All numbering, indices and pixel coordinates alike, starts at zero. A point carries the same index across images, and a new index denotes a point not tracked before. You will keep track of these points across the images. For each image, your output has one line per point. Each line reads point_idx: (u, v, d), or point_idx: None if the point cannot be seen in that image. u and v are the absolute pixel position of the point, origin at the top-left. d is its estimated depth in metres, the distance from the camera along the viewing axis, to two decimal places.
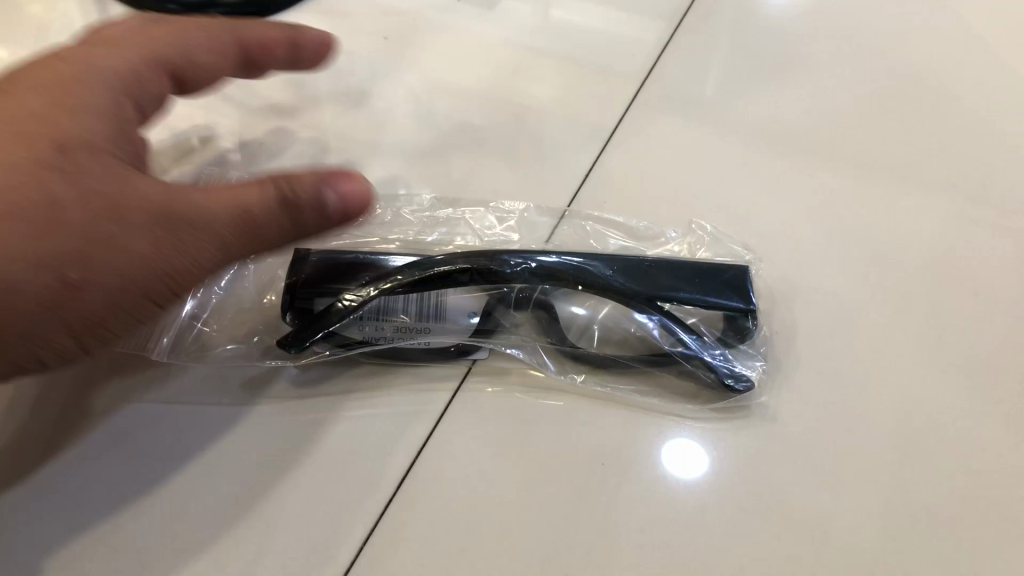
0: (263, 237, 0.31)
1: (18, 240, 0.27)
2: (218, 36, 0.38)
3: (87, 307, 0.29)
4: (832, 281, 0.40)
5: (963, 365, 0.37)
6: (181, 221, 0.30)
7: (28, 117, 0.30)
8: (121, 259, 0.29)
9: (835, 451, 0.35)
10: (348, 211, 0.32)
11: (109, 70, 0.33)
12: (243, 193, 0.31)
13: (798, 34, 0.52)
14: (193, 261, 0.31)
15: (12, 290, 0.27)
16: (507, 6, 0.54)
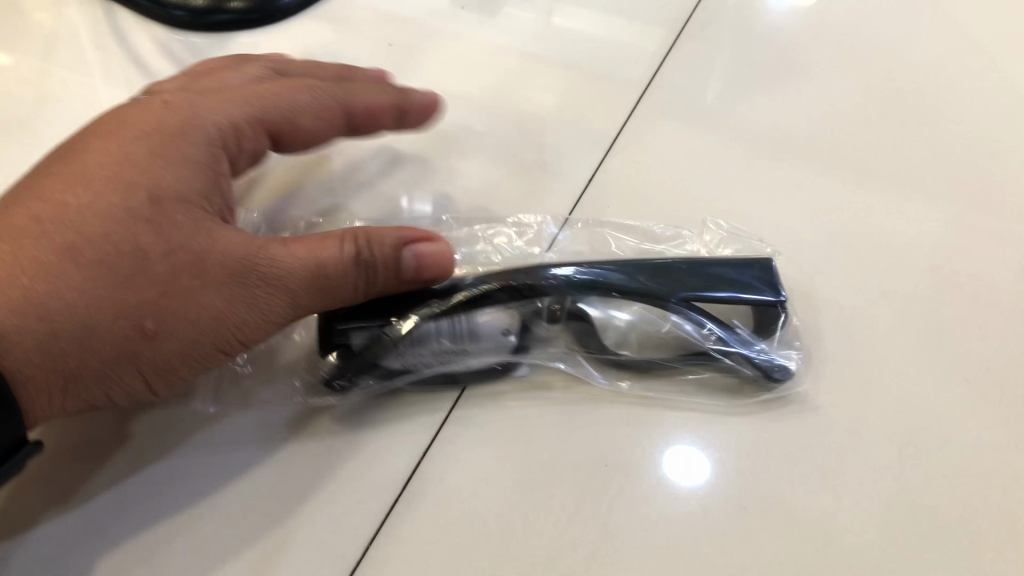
0: (335, 298, 0.35)
1: (104, 289, 0.32)
2: (331, 106, 0.41)
3: (156, 358, 0.33)
4: (833, 285, 0.40)
5: (963, 369, 0.38)
6: (257, 278, 0.34)
7: (130, 170, 0.34)
8: (193, 313, 0.33)
9: (836, 454, 0.35)
10: (423, 271, 0.35)
11: (205, 127, 0.37)
12: (322, 254, 0.34)
13: (799, 41, 0.52)
14: (266, 317, 0.34)
15: (91, 334, 0.32)
16: (509, 14, 0.54)
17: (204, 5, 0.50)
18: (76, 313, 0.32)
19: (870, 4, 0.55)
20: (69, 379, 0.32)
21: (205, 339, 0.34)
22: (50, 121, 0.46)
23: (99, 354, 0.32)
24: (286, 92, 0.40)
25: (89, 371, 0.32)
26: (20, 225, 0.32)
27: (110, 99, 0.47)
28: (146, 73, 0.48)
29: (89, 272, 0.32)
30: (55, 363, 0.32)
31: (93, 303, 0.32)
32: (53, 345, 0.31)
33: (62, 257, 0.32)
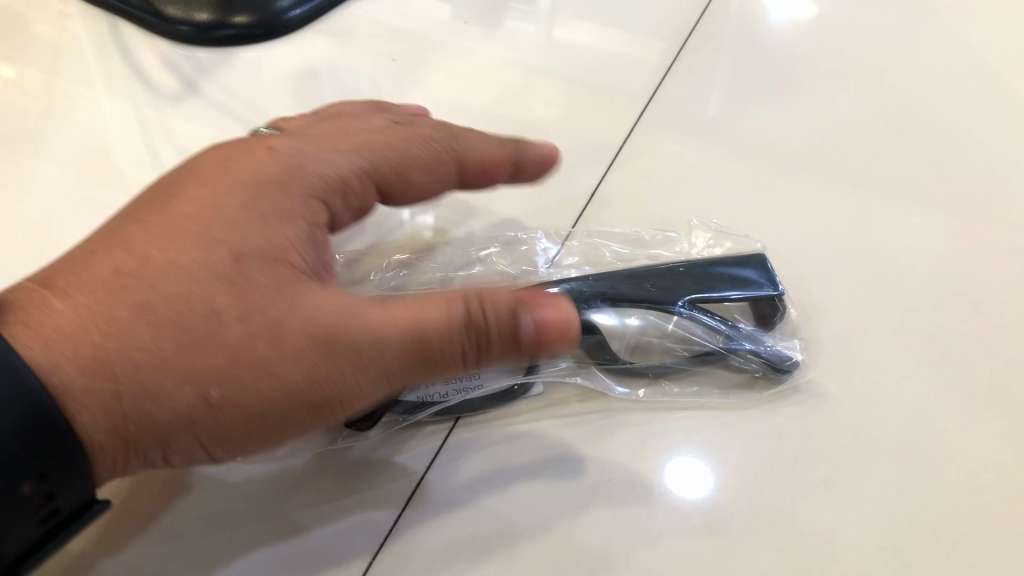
0: (437, 364, 0.31)
1: (172, 352, 0.29)
2: (443, 161, 0.37)
3: (222, 427, 0.30)
4: (835, 299, 0.40)
5: (965, 383, 0.38)
6: (343, 343, 0.30)
7: (217, 222, 0.31)
8: (264, 384, 0.30)
9: (839, 468, 0.35)
10: (539, 338, 0.30)
11: (307, 177, 0.34)
12: (421, 314, 0.30)
13: (800, 55, 0.53)
14: (351, 385, 0.31)
15: (155, 401, 0.29)
16: (512, 29, 0.54)
17: (209, 19, 0.50)
18: (144, 379, 0.29)
19: (872, 19, 0.55)
20: (131, 444, 0.30)
21: (276, 413, 0.30)
22: (54, 136, 0.46)
23: (163, 423, 0.29)
24: (398, 139, 0.37)
25: (153, 436, 0.30)
26: (99, 277, 0.30)
27: (114, 115, 0.47)
28: (151, 88, 0.49)
29: (162, 336, 0.29)
30: (116, 427, 0.29)
31: (160, 367, 0.29)
32: (115, 410, 0.29)
33: (138, 315, 0.29)
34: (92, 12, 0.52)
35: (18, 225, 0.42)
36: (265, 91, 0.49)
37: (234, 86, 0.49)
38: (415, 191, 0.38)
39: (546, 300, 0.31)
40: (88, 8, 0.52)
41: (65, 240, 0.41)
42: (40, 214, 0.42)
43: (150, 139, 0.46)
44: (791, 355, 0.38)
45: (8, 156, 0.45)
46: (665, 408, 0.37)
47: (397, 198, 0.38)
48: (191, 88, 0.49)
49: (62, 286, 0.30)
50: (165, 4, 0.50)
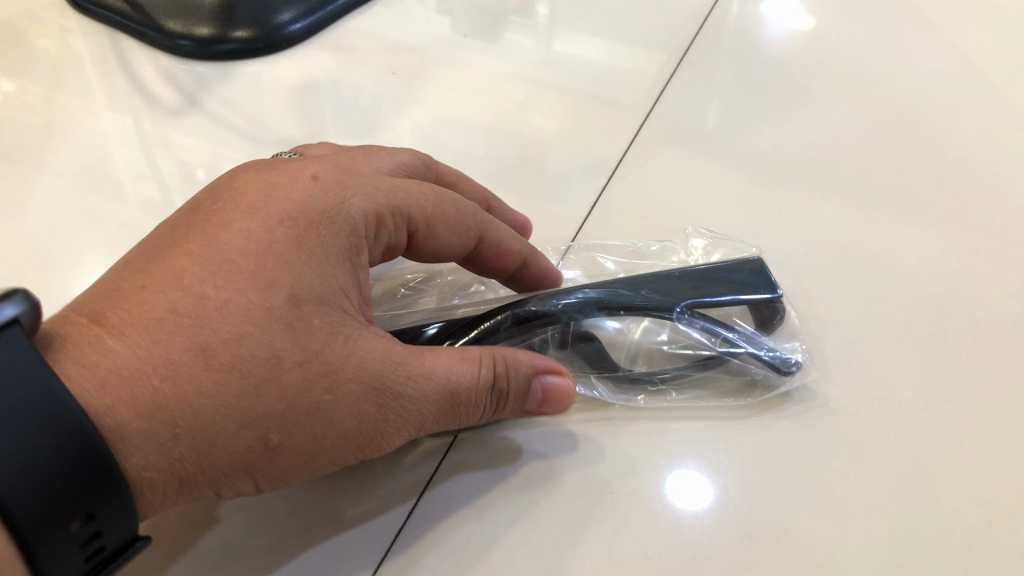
0: (461, 420, 0.33)
1: (235, 397, 0.29)
2: (470, 229, 0.38)
3: (275, 471, 0.30)
4: (834, 311, 0.40)
5: (965, 395, 0.38)
6: (393, 396, 0.31)
7: (271, 261, 0.31)
8: (321, 429, 0.30)
9: (840, 481, 0.35)
10: (546, 407, 0.35)
11: (349, 215, 0.34)
12: (457, 375, 0.32)
13: (800, 67, 0.53)
14: (397, 434, 0.32)
15: (215, 442, 0.28)
16: (511, 42, 0.55)
17: (209, 34, 0.50)
18: (208, 423, 0.28)
19: (871, 33, 0.55)
20: (185, 485, 0.29)
21: (327, 458, 0.31)
22: (56, 150, 0.46)
23: (219, 465, 0.29)
24: (430, 192, 0.38)
25: (206, 478, 0.29)
26: (153, 315, 0.29)
27: (115, 129, 0.47)
28: (152, 103, 0.49)
29: (222, 376, 0.29)
30: (173, 468, 0.28)
31: (224, 410, 0.28)
32: (173, 454, 0.28)
33: (195, 355, 0.29)
34: (95, 28, 0.52)
35: (16, 237, 0.42)
36: (266, 104, 0.49)
37: (235, 99, 0.49)
38: (435, 245, 0.38)
39: (554, 374, 0.35)
40: (90, 24, 0.53)
41: (64, 252, 0.41)
42: (40, 226, 0.42)
43: (150, 153, 0.46)
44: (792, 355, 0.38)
45: (9, 170, 0.45)
46: (665, 420, 0.37)
47: (420, 245, 0.38)
48: (192, 102, 0.49)
49: (115, 325, 0.29)
50: (166, 19, 0.50)
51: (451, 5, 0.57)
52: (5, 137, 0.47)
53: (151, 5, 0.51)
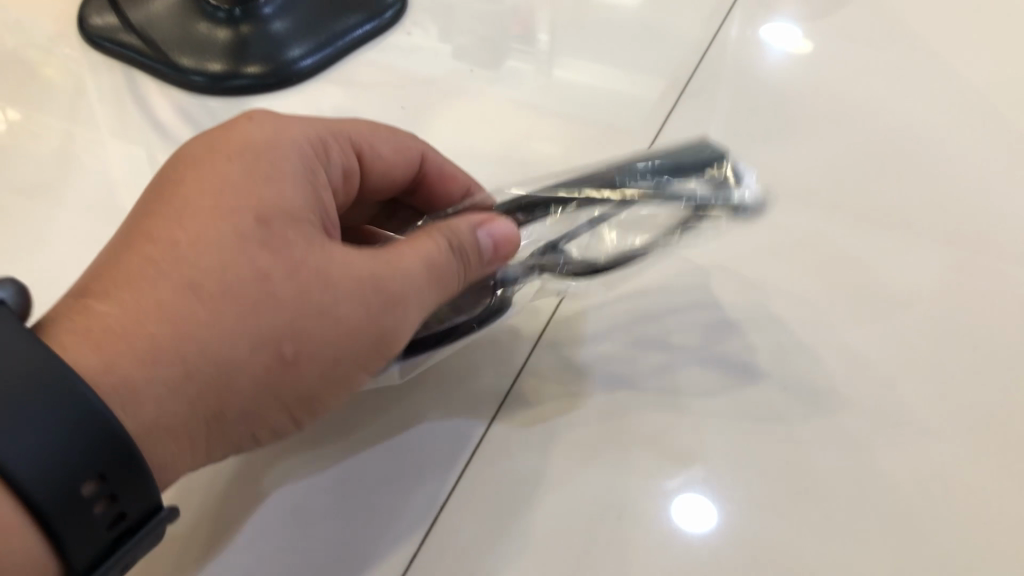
0: (447, 293, 0.36)
1: (237, 321, 0.31)
2: (411, 149, 0.42)
3: (300, 380, 0.33)
4: (836, 334, 0.41)
5: (966, 417, 0.38)
6: (381, 287, 0.34)
7: (230, 194, 0.33)
8: (332, 329, 0.33)
9: (841, 504, 0.36)
10: (500, 250, 0.36)
11: (293, 138, 0.37)
12: (424, 254, 0.35)
13: (799, 91, 0.54)
14: (400, 321, 0.35)
15: (231, 367, 0.31)
16: (514, 71, 0.56)
17: (222, 70, 0.51)
18: (220, 354, 0.30)
19: (870, 54, 0.56)
20: (213, 418, 0.31)
21: (346, 352, 0.33)
22: (75, 186, 0.47)
23: (244, 388, 0.31)
24: (374, 124, 0.42)
25: (229, 405, 0.31)
26: (131, 269, 0.31)
27: (132, 163, 0.49)
28: (167, 137, 0.50)
29: (212, 310, 0.31)
30: (194, 407, 0.30)
31: (234, 335, 0.31)
32: (189, 392, 0.30)
33: (179, 299, 0.30)
34: (109, 63, 0.54)
35: (39, 274, 0.43)
36: None
37: None
38: (387, 166, 0.42)
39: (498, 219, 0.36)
40: (104, 59, 0.54)
41: None
42: (61, 261, 0.44)
43: None
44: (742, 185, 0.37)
45: (30, 208, 0.46)
46: (671, 435, 0.38)
47: (372, 171, 0.41)
48: None
49: (99, 290, 0.31)
50: (179, 55, 0.51)
51: (455, 33, 0.58)
52: (24, 175, 0.48)
53: (165, 42, 0.52)
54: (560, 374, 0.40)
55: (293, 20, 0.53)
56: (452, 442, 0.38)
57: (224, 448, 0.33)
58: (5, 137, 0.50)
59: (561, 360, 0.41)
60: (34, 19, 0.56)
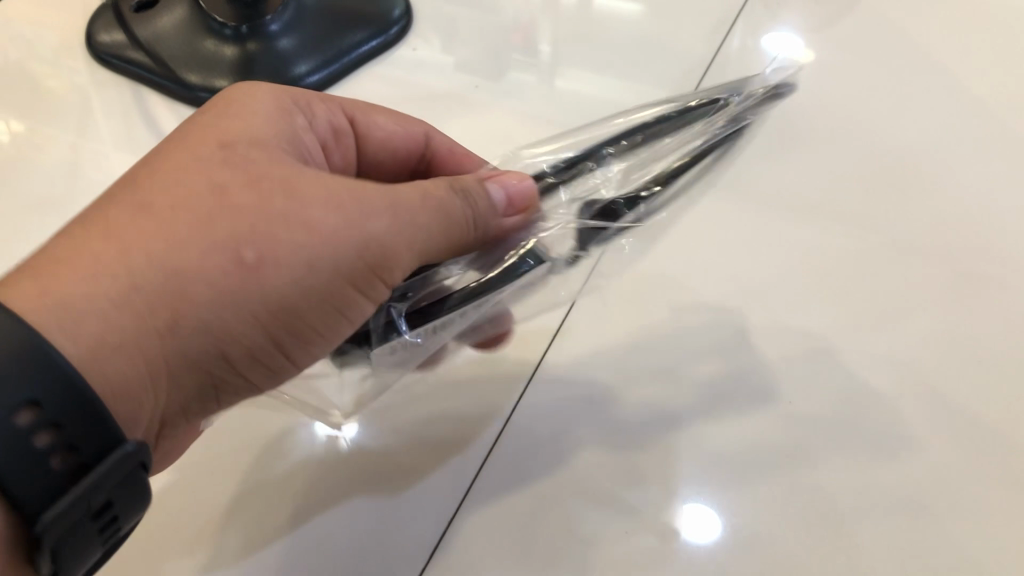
0: (449, 229, 0.34)
1: (188, 229, 0.30)
2: (414, 124, 0.44)
3: (268, 292, 0.31)
4: (839, 352, 0.42)
5: (964, 439, 0.39)
6: (359, 203, 0.32)
7: (207, 132, 0.34)
8: (299, 237, 0.31)
9: (838, 528, 0.36)
10: (514, 203, 0.35)
11: (283, 98, 0.38)
12: (423, 192, 0.34)
13: (802, 100, 0.54)
14: (385, 238, 0.32)
15: (180, 275, 0.29)
16: (518, 82, 0.56)
17: (229, 85, 0.51)
18: (169, 261, 0.29)
19: (872, 64, 0.56)
20: (170, 333, 0.30)
21: (321, 265, 0.31)
22: (84, 201, 0.48)
23: (200, 296, 0.30)
24: (378, 107, 0.43)
25: (191, 315, 0.30)
26: (101, 202, 0.31)
27: None
28: None
29: (164, 224, 0.30)
30: (140, 318, 0.29)
31: (186, 242, 0.30)
32: (137, 303, 0.29)
33: (131, 215, 0.30)
34: (115, 79, 0.54)
35: None
36: None
37: None
38: (385, 137, 0.43)
39: (509, 178, 0.36)
40: (110, 76, 0.54)
41: None
42: None
43: None
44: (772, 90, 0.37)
45: (39, 224, 0.47)
46: (675, 456, 0.39)
47: (368, 138, 0.43)
48: None
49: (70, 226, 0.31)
50: (186, 72, 0.52)
51: (459, 47, 0.59)
52: (33, 191, 0.48)
53: (172, 58, 0.52)
54: (567, 393, 0.41)
55: (300, 38, 0.53)
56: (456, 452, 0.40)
57: (193, 375, 0.31)
58: (12, 152, 0.50)
59: (568, 379, 0.42)
60: (39, 34, 0.57)
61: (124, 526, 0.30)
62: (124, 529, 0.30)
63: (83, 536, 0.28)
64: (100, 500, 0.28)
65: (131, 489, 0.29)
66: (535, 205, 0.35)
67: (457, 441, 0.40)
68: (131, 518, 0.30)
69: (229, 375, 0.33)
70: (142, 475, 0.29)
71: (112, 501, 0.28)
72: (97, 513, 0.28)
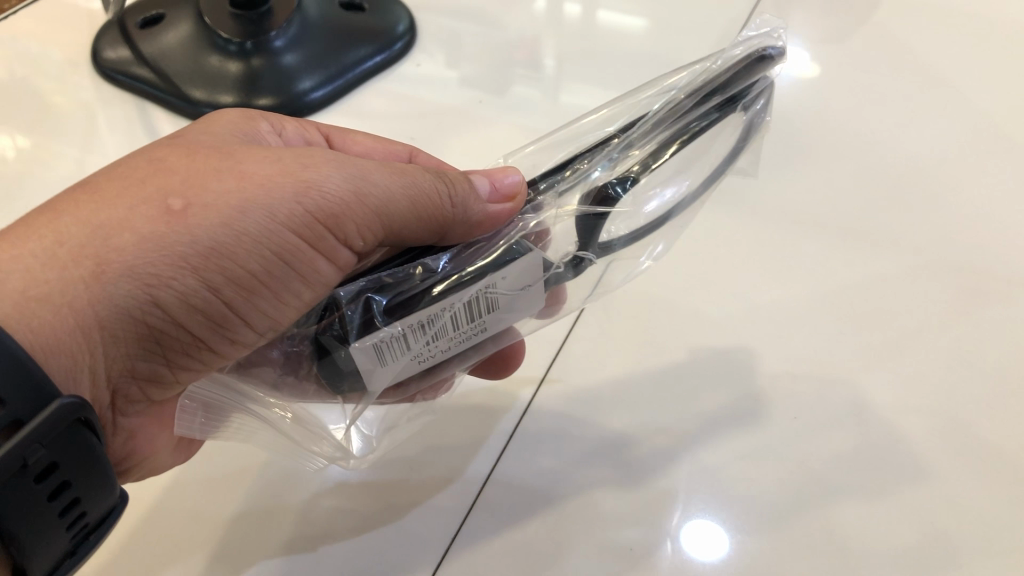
0: (417, 197, 0.32)
1: (120, 188, 0.30)
2: (397, 146, 0.45)
3: (194, 238, 0.29)
4: (847, 362, 0.41)
5: (976, 447, 0.37)
6: (310, 164, 0.31)
7: (189, 136, 0.35)
8: (230, 183, 0.30)
9: (851, 534, 0.35)
10: (500, 189, 0.33)
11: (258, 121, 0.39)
12: (394, 168, 0.32)
13: (805, 116, 0.54)
14: (329, 189, 0.30)
15: (108, 227, 0.29)
16: (521, 97, 0.56)
17: (232, 101, 0.51)
18: (97, 215, 0.29)
19: (874, 78, 0.56)
20: (96, 282, 0.28)
21: (254, 209, 0.30)
22: None
23: (125, 243, 0.28)
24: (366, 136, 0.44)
25: (108, 264, 0.28)
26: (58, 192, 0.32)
27: None
28: None
29: (102, 192, 0.30)
30: (65, 266, 0.28)
31: (114, 199, 0.29)
32: (59, 257, 0.28)
33: (74, 192, 0.30)
34: (121, 96, 0.54)
35: None
36: None
37: None
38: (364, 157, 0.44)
39: (498, 174, 0.34)
40: (115, 92, 0.54)
41: None
42: None
43: None
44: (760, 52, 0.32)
45: None
46: (680, 467, 0.37)
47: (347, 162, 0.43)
48: None
49: None
50: (190, 88, 0.52)
51: (462, 61, 0.59)
52: (36, 203, 0.48)
53: (177, 74, 0.52)
54: (568, 401, 0.40)
55: (303, 53, 0.53)
56: (464, 465, 0.38)
57: (128, 329, 0.30)
58: (16, 167, 0.50)
59: (570, 387, 0.41)
60: (47, 51, 0.57)
61: (73, 488, 0.28)
62: (73, 491, 0.28)
63: (26, 502, 0.26)
64: (42, 459, 0.26)
65: (74, 448, 0.27)
66: (523, 196, 0.33)
67: (446, 452, 0.39)
68: (80, 479, 0.28)
69: (171, 332, 0.31)
70: (83, 431, 0.27)
71: (56, 461, 0.27)
72: (41, 476, 0.26)
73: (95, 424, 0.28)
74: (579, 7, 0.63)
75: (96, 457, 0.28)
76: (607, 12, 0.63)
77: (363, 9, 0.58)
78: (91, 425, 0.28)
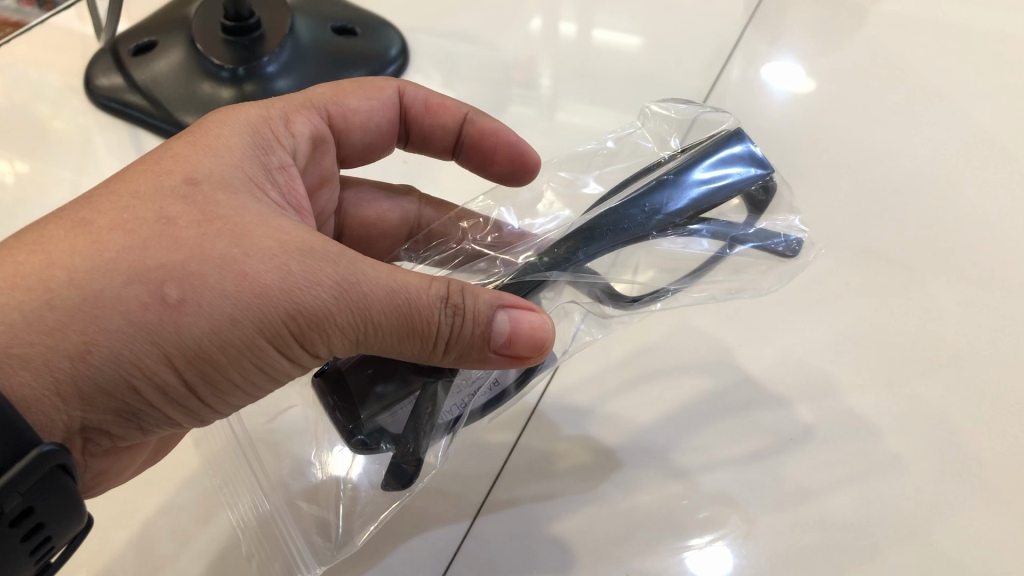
0: (412, 333, 0.30)
1: (117, 253, 0.28)
2: (384, 89, 0.43)
3: (184, 332, 0.28)
4: (849, 377, 0.40)
5: (975, 465, 0.37)
6: (310, 276, 0.29)
7: (211, 164, 0.32)
8: (229, 286, 0.28)
9: (853, 554, 0.34)
10: (515, 345, 0.31)
11: (251, 116, 0.36)
12: (410, 289, 0.30)
13: (799, 127, 0.54)
14: (320, 314, 0.29)
15: (106, 278, 0.28)
16: (516, 114, 0.57)
17: None
18: (94, 261, 0.28)
19: (868, 92, 0.56)
20: (82, 360, 0.28)
21: (242, 322, 0.29)
22: None
23: (115, 301, 0.28)
24: (354, 96, 0.42)
25: (97, 329, 0.28)
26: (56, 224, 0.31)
27: None
28: None
29: (86, 236, 0.29)
30: (50, 339, 0.28)
31: (111, 262, 0.28)
32: (45, 318, 0.28)
33: (70, 228, 0.29)
34: (116, 124, 0.54)
35: None
36: None
37: None
38: (367, 118, 0.42)
39: (528, 317, 0.31)
40: (110, 120, 0.54)
41: None
42: None
43: None
44: (791, 235, 0.37)
45: None
46: (680, 488, 0.37)
47: (354, 134, 0.42)
48: None
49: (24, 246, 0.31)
50: (184, 115, 0.52)
51: (457, 83, 0.59)
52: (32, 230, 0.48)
53: (172, 104, 0.52)
54: (565, 419, 0.40)
55: (297, 79, 0.54)
56: (464, 487, 0.37)
57: (108, 403, 0.30)
58: (12, 195, 0.50)
59: (569, 409, 0.40)
60: (42, 79, 0.57)
61: (46, 527, 0.28)
62: (47, 531, 0.28)
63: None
64: (17, 506, 0.26)
65: (49, 492, 0.27)
66: (542, 355, 0.31)
67: (452, 481, 0.38)
68: (54, 519, 0.28)
69: (148, 412, 0.31)
70: (61, 476, 0.28)
71: (30, 507, 0.27)
72: (15, 521, 0.27)
73: (73, 469, 0.28)
74: (574, 26, 0.64)
75: (71, 498, 0.29)
76: (603, 32, 0.63)
77: (355, 33, 0.58)
78: (70, 469, 0.28)
